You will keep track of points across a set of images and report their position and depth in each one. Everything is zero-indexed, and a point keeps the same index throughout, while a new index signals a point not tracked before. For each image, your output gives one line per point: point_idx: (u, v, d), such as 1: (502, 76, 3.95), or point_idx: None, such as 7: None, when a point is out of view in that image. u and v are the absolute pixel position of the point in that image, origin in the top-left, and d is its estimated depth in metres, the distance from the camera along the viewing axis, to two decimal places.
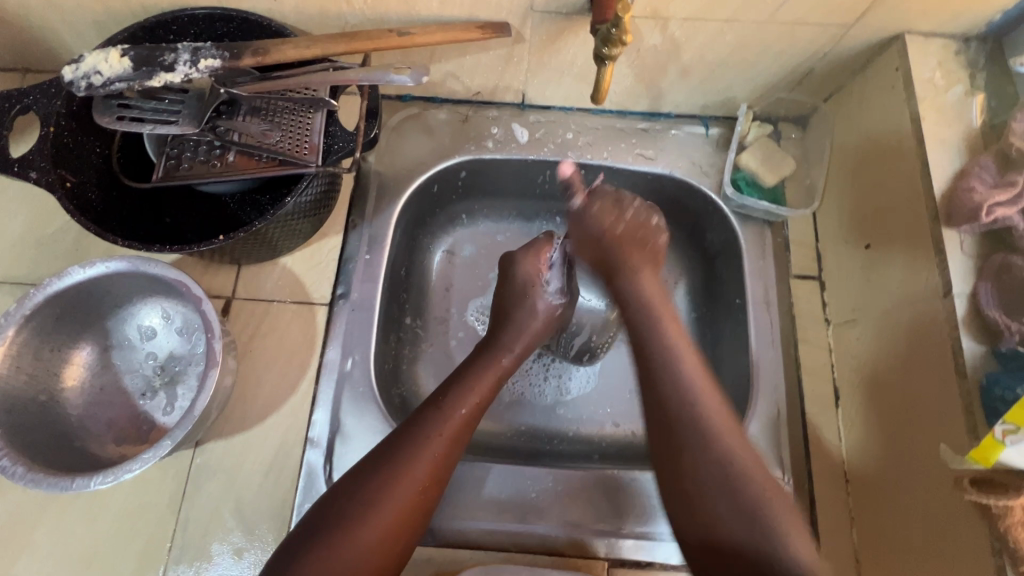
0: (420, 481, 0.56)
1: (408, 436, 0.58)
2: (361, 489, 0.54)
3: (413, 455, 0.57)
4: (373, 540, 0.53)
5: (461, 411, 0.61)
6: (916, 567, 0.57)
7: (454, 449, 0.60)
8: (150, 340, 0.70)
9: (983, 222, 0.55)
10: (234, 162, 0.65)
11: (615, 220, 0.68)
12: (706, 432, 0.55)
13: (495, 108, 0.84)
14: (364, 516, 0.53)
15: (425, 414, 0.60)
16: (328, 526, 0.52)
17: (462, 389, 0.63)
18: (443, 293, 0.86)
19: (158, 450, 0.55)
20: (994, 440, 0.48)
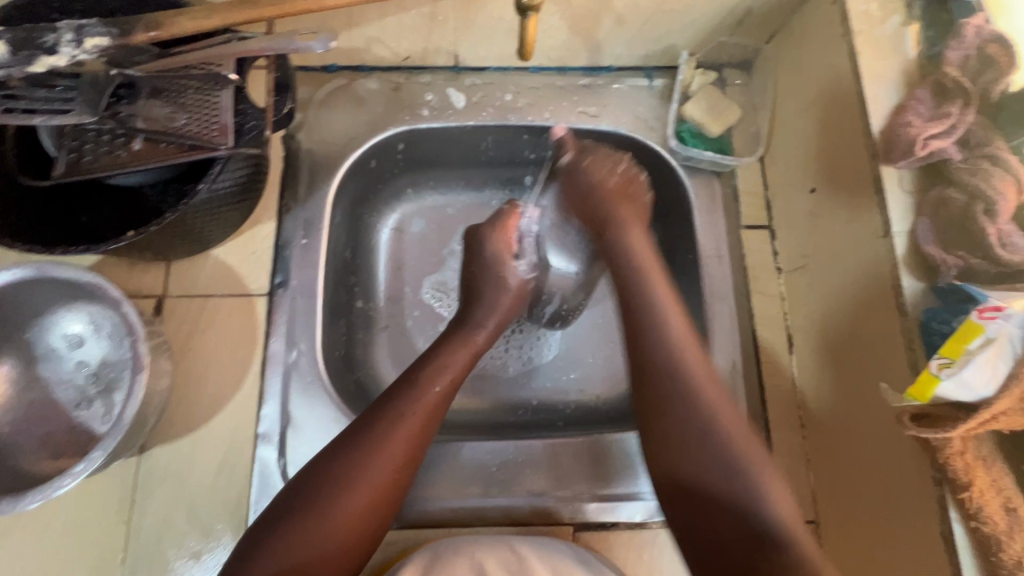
0: (398, 458, 0.54)
1: (381, 415, 0.56)
2: (331, 471, 0.52)
3: (386, 434, 0.54)
4: (345, 521, 0.51)
5: (435, 387, 0.59)
6: (862, 505, 0.59)
7: (431, 426, 0.58)
8: (78, 348, 0.66)
9: (919, 156, 0.54)
10: (141, 151, 0.59)
11: (608, 172, 0.69)
12: (696, 410, 0.54)
13: (428, 73, 0.79)
14: (336, 495, 0.51)
15: (397, 392, 0.58)
16: (293, 510, 0.51)
17: (437, 360, 0.61)
18: (396, 273, 0.83)
19: (91, 462, 0.52)
20: (930, 375, 0.47)
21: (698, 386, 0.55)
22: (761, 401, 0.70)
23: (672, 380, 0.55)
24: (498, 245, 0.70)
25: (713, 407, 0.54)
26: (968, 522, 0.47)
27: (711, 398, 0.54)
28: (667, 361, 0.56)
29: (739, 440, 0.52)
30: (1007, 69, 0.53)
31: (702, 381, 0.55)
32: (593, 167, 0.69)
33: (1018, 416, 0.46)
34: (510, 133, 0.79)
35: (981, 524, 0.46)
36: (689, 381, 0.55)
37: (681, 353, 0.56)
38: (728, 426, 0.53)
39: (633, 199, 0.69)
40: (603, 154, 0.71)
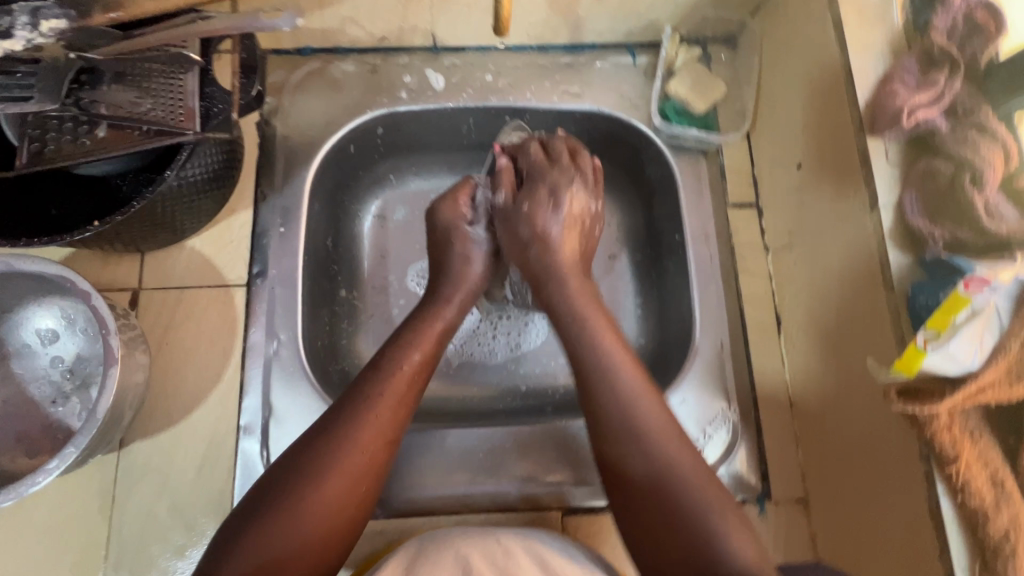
0: (377, 438, 0.54)
1: (352, 400, 0.55)
2: (306, 459, 0.51)
3: (360, 418, 0.54)
4: (325, 508, 0.50)
5: (406, 369, 0.58)
6: (852, 482, 0.58)
7: (405, 408, 0.57)
8: (52, 343, 0.65)
9: (905, 125, 0.53)
10: (105, 138, 0.57)
11: (549, 218, 0.67)
12: (648, 451, 0.52)
13: (406, 54, 0.77)
14: (317, 479, 0.50)
15: (367, 377, 0.57)
16: (269, 503, 0.49)
17: (413, 340, 0.61)
18: (378, 260, 0.82)
19: (64, 458, 0.51)
20: (915, 349, 0.46)
21: (643, 412, 0.54)
22: (750, 381, 0.69)
23: (616, 416, 0.54)
24: (446, 214, 0.69)
25: (664, 447, 0.52)
26: (955, 497, 0.47)
27: (657, 423, 0.54)
28: (612, 399, 0.55)
29: (695, 482, 0.50)
30: (995, 33, 0.51)
31: (648, 408, 0.55)
32: (542, 210, 0.67)
33: (1006, 389, 0.45)
34: (491, 116, 0.78)
35: (968, 498, 0.46)
36: (632, 408, 0.54)
37: (627, 383, 0.56)
38: (677, 457, 0.52)
39: (574, 246, 0.67)
40: (551, 190, 0.67)
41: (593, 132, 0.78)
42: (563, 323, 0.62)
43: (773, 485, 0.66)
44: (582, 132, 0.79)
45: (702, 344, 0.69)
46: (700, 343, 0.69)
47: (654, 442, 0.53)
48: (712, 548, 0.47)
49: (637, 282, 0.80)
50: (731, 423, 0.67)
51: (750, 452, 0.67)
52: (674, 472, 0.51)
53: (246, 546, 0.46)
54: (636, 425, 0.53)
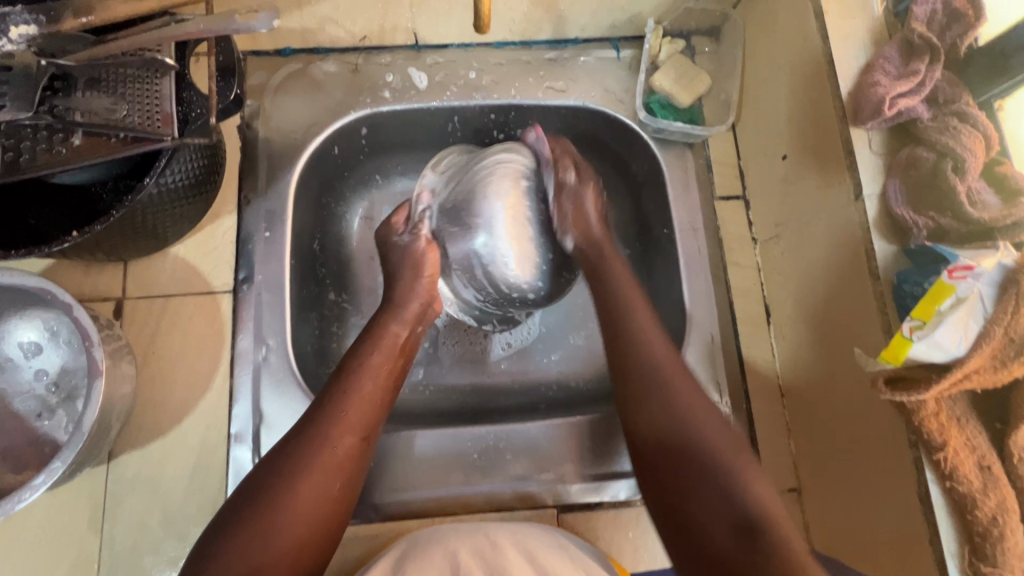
0: (347, 446, 0.54)
1: (326, 400, 0.56)
2: (280, 460, 0.51)
3: (334, 417, 0.54)
4: (303, 507, 0.50)
5: (378, 366, 0.60)
6: (844, 472, 0.59)
7: (381, 404, 0.58)
8: (36, 357, 0.64)
9: (887, 116, 0.52)
10: (81, 146, 0.56)
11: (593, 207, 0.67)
12: (669, 403, 0.53)
13: (387, 53, 0.76)
14: (294, 477, 0.50)
15: (339, 378, 0.58)
16: (246, 506, 0.49)
17: (372, 341, 0.62)
18: (370, 261, 0.81)
19: (51, 473, 0.50)
20: (902, 338, 0.46)
21: (675, 387, 0.54)
22: (741, 373, 0.69)
23: (644, 367, 0.55)
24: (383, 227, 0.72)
25: (683, 398, 0.53)
26: (944, 483, 0.47)
27: (689, 399, 0.53)
28: (642, 353, 0.56)
29: (706, 429, 0.51)
30: (976, 22, 0.52)
31: (676, 378, 0.55)
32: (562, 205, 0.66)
33: (991, 373, 0.45)
34: (475, 113, 0.77)
35: (957, 484, 0.46)
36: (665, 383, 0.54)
37: (658, 366, 0.55)
38: (700, 418, 0.52)
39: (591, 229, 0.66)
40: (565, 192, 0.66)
41: (579, 127, 0.78)
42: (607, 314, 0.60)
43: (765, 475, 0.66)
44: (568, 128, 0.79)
45: (693, 338, 0.70)
46: (691, 337, 0.70)
47: (673, 399, 0.53)
48: (731, 498, 0.47)
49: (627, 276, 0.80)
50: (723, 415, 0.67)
51: None
52: (691, 424, 0.52)
53: (217, 567, 0.45)
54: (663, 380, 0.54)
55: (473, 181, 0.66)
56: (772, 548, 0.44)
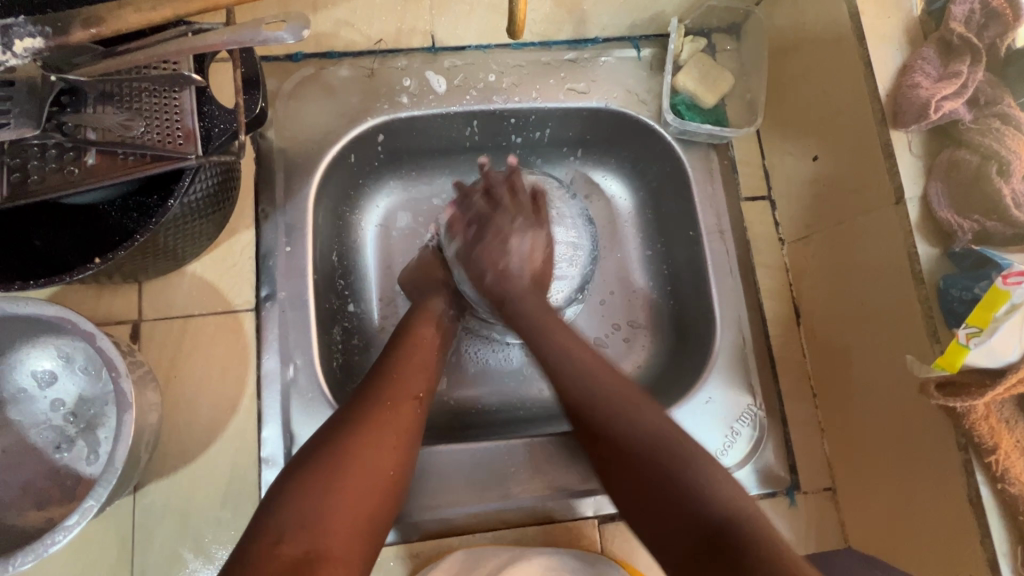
0: (404, 406, 0.56)
1: (379, 369, 0.60)
2: (343, 416, 0.54)
3: (389, 380, 0.58)
4: (368, 456, 0.51)
5: (423, 337, 0.64)
6: (885, 475, 0.59)
7: (428, 373, 0.61)
8: (50, 385, 0.61)
9: (933, 119, 0.52)
10: (95, 165, 0.53)
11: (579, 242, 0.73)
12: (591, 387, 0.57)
13: (403, 56, 0.73)
14: (357, 426, 0.52)
15: (394, 350, 0.62)
16: (317, 455, 0.50)
17: (420, 316, 0.66)
18: (386, 269, 0.79)
19: (84, 513, 0.48)
20: (958, 345, 0.47)
21: (624, 407, 0.54)
22: (773, 374, 0.69)
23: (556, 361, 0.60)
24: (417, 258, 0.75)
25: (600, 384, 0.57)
26: (994, 484, 0.48)
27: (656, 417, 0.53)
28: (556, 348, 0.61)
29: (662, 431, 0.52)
30: (1013, 21, 0.51)
31: (600, 372, 0.58)
32: (491, 250, 0.68)
33: None
34: (494, 117, 0.75)
35: (1008, 485, 0.47)
36: (632, 411, 0.54)
37: (608, 392, 0.56)
38: (639, 418, 0.53)
39: None
40: (499, 234, 0.68)
41: (599, 127, 0.77)
42: (543, 350, 0.61)
43: (802, 476, 0.67)
44: (587, 128, 0.78)
45: (725, 342, 0.69)
46: (723, 341, 0.69)
47: (588, 382, 0.57)
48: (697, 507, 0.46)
49: (650, 279, 0.80)
50: (757, 418, 0.68)
51: (777, 445, 0.67)
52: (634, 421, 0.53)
53: (285, 505, 0.46)
54: (575, 368, 0.58)
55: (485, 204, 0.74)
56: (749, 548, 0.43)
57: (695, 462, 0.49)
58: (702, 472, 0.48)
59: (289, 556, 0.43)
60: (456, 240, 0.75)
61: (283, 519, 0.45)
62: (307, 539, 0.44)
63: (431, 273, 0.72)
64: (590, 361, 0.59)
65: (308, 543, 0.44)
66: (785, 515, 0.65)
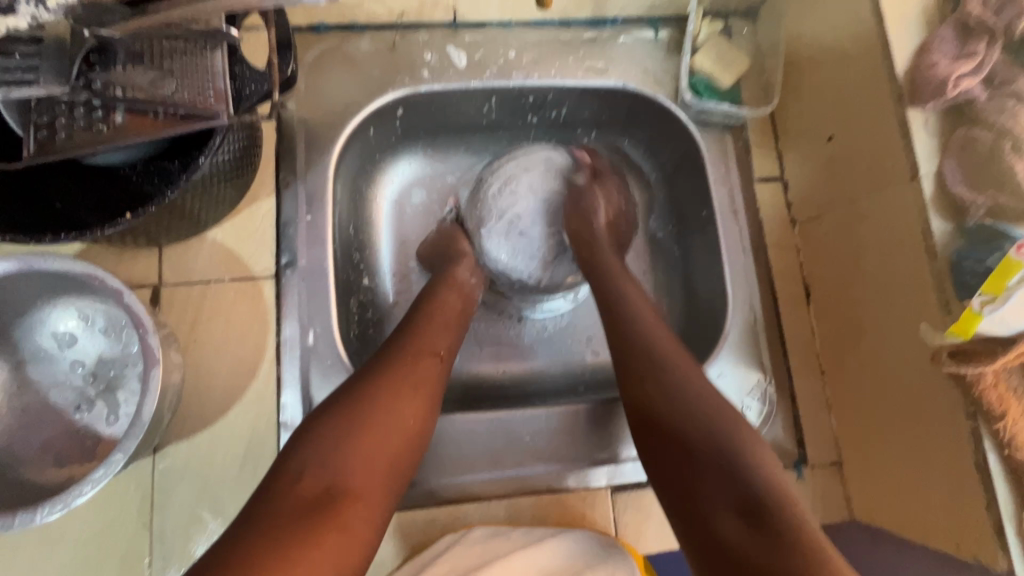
0: (426, 361, 0.57)
1: (405, 327, 0.61)
2: (369, 367, 0.55)
3: (413, 337, 0.59)
4: (389, 404, 0.52)
5: (445, 299, 0.65)
6: (892, 448, 0.61)
7: (450, 334, 0.62)
8: (71, 347, 0.61)
9: (949, 96, 0.53)
10: (125, 124, 0.53)
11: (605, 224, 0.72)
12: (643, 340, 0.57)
13: (424, 31, 0.74)
14: (380, 376, 0.53)
15: (417, 310, 0.63)
16: (339, 401, 0.51)
17: (444, 279, 0.68)
18: (401, 245, 0.80)
19: (111, 466, 0.48)
20: (971, 312, 0.48)
21: (675, 371, 0.54)
22: (783, 351, 0.71)
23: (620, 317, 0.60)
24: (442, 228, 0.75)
25: (653, 339, 0.57)
26: (1002, 451, 0.50)
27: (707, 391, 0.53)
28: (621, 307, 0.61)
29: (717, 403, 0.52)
30: None
31: (652, 327, 0.59)
32: (591, 202, 0.72)
33: None
34: (513, 95, 0.76)
35: (1016, 451, 0.49)
36: (682, 381, 0.53)
37: (662, 354, 0.56)
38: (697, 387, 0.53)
39: None
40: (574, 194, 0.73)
41: (615, 107, 0.78)
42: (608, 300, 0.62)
43: (808, 450, 0.68)
44: (604, 108, 0.79)
45: (736, 319, 0.71)
46: (735, 318, 0.71)
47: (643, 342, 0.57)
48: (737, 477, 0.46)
49: (662, 259, 0.81)
50: (767, 394, 0.69)
51: (786, 420, 0.69)
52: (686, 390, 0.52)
53: (309, 446, 0.47)
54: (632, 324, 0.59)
55: (507, 173, 0.74)
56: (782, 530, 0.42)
57: (738, 430, 0.49)
58: (751, 448, 0.48)
59: (311, 490, 0.45)
60: (477, 210, 0.74)
61: (306, 457, 0.47)
62: (329, 475, 0.46)
63: (452, 243, 0.73)
64: (652, 322, 0.59)
65: (329, 479, 0.46)
66: (792, 487, 0.67)
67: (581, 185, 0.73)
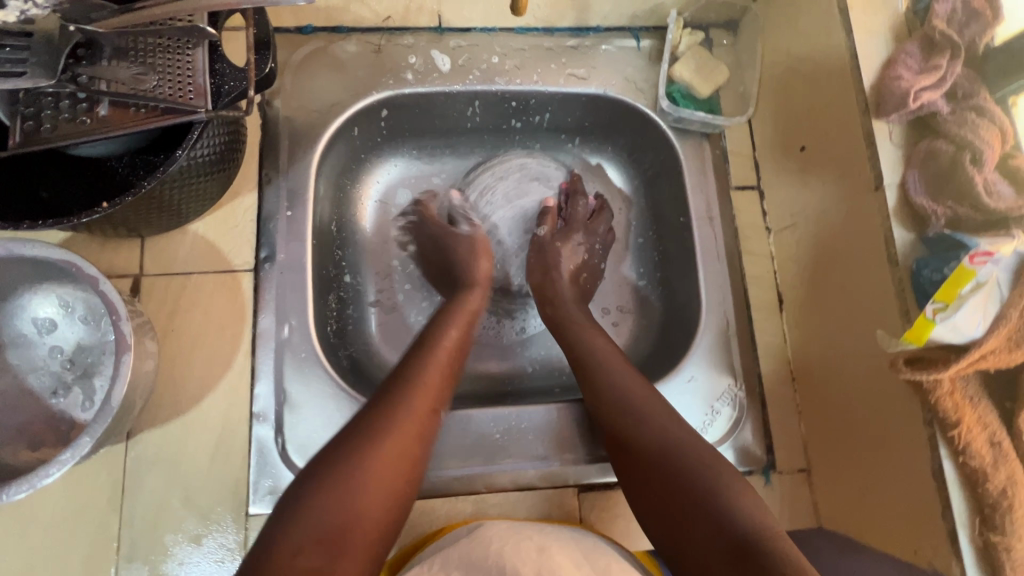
0: (423, 417, 0.55)
1: (402, 375, 0.58)
2: (366, 423, 0.53)
3: (413, 385, 0.57)
4: (387, 467, 0.50)
5: (444, 345, 0.63)
6: (857, 455, 0.61)
7: (448, 383, 0.60)
8: (51, 333, 0.62)
9: (911, 108, 0.54)
10: (108, 116, 0.55)
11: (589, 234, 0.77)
12: (614, 380, 0.61)
13: (410, 35, 0.76)
14: (380, 436, 0.51)
15: (414, 354, 0.61)
16: (338, 463, 0.49)
17: (447, 322, 0.65)
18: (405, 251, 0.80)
19: (78, 449, 0.50)
20: (925, 319, 0.49)
21: (650, 417, 0.57)
22: (755, 358, 0.72)
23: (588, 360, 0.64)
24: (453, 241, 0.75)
25: (618, 379, 0.61)
26: (957, 458, 0.50)
27: (683, 433, 0.55)
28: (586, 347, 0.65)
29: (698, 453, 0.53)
30: (991, 21, 0.54)
31: (616, 367, 0.63)
32: (559, 252, 0.74)
33: (1006, 354, 0.48)
34: (496, 99, 0.77)
35: (969, 458, 0.49)
36: (656, 423, 0.56)
37: (636, 395, 0.59)
38: (674, 431, 0.55)
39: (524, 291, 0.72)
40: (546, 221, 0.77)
41: (597, 114, 0.80)
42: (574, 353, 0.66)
43: (777, 456, 0.69)
44: (587, 115, 0.80)
45: (709, 324, 0.71)
46: (708, 323, 0.71)
47: (613, 383, 0.61)
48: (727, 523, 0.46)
49: (640, 265, 0.82)
50: (738, 398, 0.70)
51: (755, 425, 0.69)
52: (668, 434, 0.55)
53: (305, 518, 0.45)
54: (603, 366, 0.63)
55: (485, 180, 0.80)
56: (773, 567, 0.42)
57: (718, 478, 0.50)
58: (735, 494, 0.48)
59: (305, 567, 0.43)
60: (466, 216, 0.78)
61: (303, 530, 0.45)
62: (325, 550, 0.44)
63: (461, 252, 0.74)
64: (622, 369, 0.62)
65: (326, 556, 0.44)
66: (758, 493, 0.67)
67: (541, 239, 0.76)
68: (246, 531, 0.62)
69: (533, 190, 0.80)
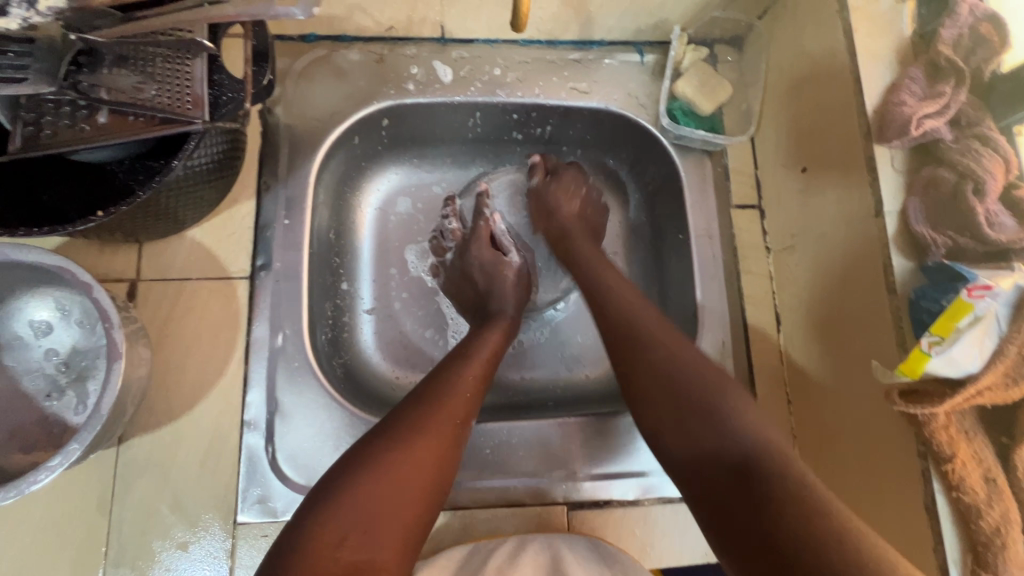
0: (456, 424, 0.56)
1: (436, 381, 0.59)
2: (401, 423, 0.53)
3: (449, 393, 0.58)
4: (421, 468, 0.51)
5: (480, 355, 0.63)
6: (850, 484, 0.60)
7: (481, 391, 0.61)
8: (46, 335, 0.63)
9: (913, 136, 0.54)
10: (108, 124, 0.55)
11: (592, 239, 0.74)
12: (619, 305, 0.62)
13: (412, 45, 0.76)
14: (415, 436, 0.52)
15: (450, 362, 0.62)
16: (374, 460, 0.50)
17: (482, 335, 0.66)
18: (436, 266, 0.80)
19: (67, 455, 0.50)
20: (920, 352, 0.48)
21: (661, 344, 0.57)
22: (750, 379, 0.71)
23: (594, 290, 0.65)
24: (473, 263, 0.74)
25: (626, 305, 0.62)
26: (950, 493, 0.49)
27: (688, 360, 0.55)
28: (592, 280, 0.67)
29: (706, 376, 0.53)
30: (999, 48, 0.54)
31: (623, 293, 0.63)
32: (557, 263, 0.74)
33: (1003, 390, 0.48)
34: (498, 111, 0.77)
35: (963, 494, 0.48)
36: (671, 353, 0.56)
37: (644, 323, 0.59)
38: (689, 360, 0.55)
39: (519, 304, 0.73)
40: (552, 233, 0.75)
41: (599, 128, 0.79)
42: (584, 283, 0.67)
43: None
44: (589, 128, 0.80)
45: (705, 344, 0.71)
46: (704, 343, 0.71)
47: (619, 310, 0.61)
48: (733, 442, 0.48)
49: (639, 279, 0.81)
50: None
51: None
52: (681, 365, 0.55)
53: (342, 509, 0.46)
54: (609, 293, 0.64)
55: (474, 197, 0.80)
56: (773, 484, 0.45)
57: (719, 396, 0.51)
58: (739, 411, 0.50)
59: (346, 560, 0.44)
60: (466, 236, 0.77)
61: (342, 523, 0.46)
62: (364, 544, 0.45)
63: (496, 276, 0.73)
64: (628, 296, 0.63)
65: (365, 550, 0.45)
66: None
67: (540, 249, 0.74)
68: (233, 539, 0.62)
69: (523, 206, 0.82)
